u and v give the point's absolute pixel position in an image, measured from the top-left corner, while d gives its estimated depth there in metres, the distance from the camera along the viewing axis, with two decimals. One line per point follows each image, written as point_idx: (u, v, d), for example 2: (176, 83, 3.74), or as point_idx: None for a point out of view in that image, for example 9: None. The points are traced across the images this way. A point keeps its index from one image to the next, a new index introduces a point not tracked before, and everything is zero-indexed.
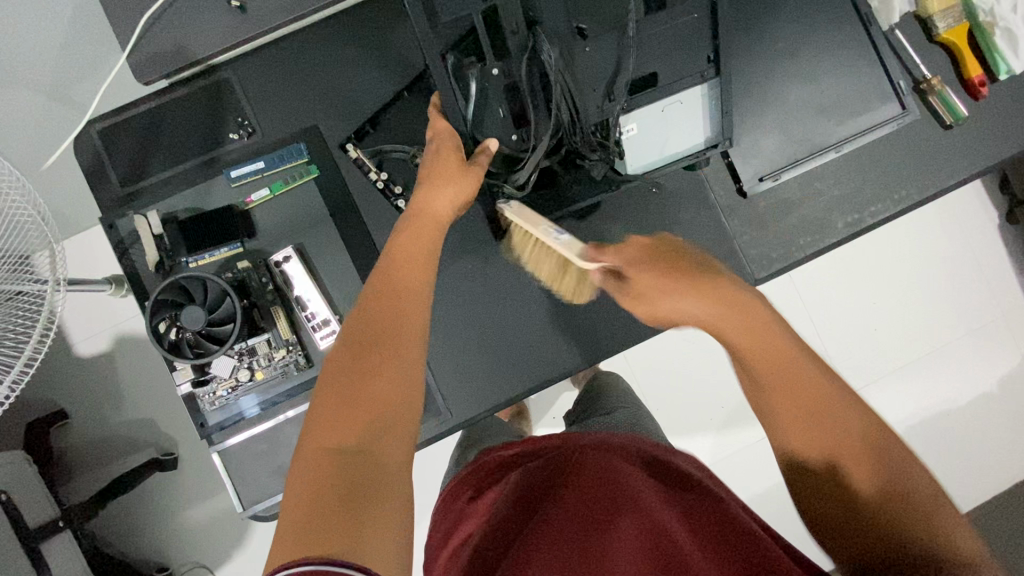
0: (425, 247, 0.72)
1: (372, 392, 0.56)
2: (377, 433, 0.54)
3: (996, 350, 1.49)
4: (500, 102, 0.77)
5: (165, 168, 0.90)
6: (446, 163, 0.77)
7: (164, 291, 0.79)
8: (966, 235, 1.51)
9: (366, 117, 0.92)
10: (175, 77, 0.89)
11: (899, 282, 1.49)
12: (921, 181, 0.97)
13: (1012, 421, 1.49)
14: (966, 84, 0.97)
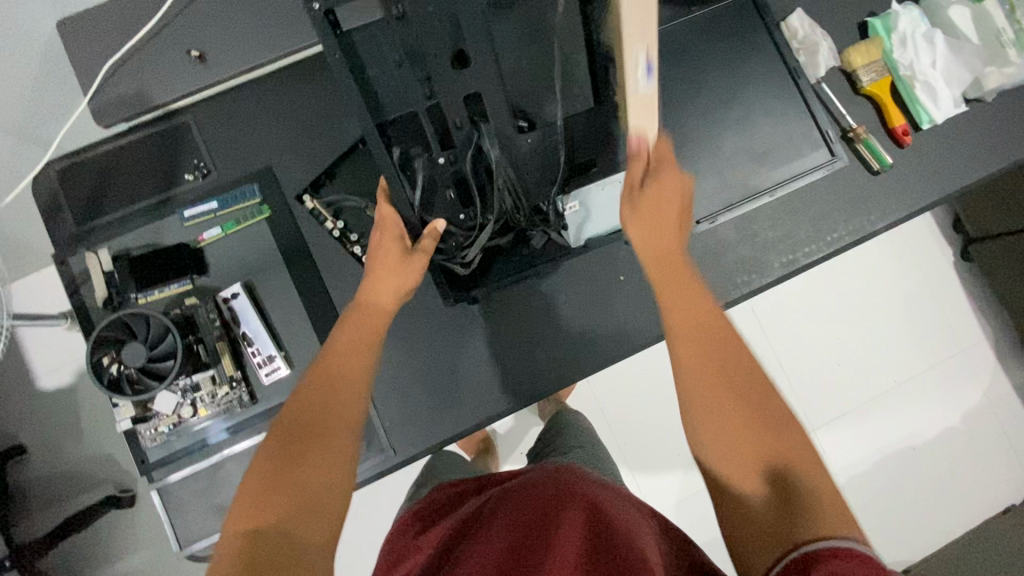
0: (369, 340, 0.73)
1: (301, 478, 0.58)
2: (300, 518, 0.55)
3: (955, 386, 1.52)
4: (447, 187, 0.78)
5: (121, 207, 0.92)
6: (388, 252, 0.78)
7: (107, 328, 0.80)
8: (919, 271, 1.55)
9: (321, 168, 0.95)
10: (136, 121, 0.94)
11: (856, 318, 1.53)
12: (854, 223, 1.02)
13: (973, 457, 1.50)
14: (890, 132, 1.02)
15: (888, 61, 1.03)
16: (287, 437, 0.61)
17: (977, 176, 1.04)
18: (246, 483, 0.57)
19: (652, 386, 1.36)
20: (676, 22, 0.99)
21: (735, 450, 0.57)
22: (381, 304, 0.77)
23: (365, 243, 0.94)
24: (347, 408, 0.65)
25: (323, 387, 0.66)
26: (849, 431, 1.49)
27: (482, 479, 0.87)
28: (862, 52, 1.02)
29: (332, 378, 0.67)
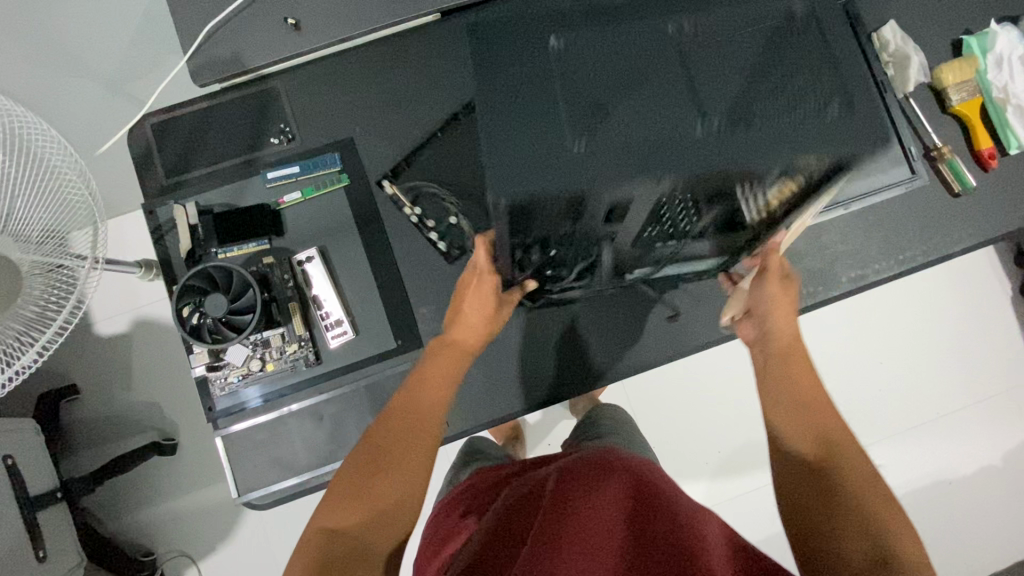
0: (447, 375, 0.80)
1: (381, 500, 0.66)
2: (378, 527, 0.64)
3: (1002, 424, 1.48)
4: (555, 260, 0.79)
5: (208, 164, 0.95)
6: (484, 309, 0.82)
7: (191, 278, 0.83)
8: (975, 303, 1.51)
9: (402, 154, 0.97)
10: (229, 83, 0.96)
11: (907, 346, 1.50)
12: (927, 244, 0.99)
13: (1014, 497, 1.46)
14: (975, 155, 1.00)
15: (980, 82, 1.00)
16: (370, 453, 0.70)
17: None
18: (329, 496, 0.65)
19: (692, 390, 1.36)
20: None
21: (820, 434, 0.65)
22: (458, 334, 0.83)
23: (442, 230, 0.95)
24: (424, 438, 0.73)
25: (403, 421, 0.74)
26: (887, 457, 1.47)
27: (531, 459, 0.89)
28: (954, 70, 0.99)
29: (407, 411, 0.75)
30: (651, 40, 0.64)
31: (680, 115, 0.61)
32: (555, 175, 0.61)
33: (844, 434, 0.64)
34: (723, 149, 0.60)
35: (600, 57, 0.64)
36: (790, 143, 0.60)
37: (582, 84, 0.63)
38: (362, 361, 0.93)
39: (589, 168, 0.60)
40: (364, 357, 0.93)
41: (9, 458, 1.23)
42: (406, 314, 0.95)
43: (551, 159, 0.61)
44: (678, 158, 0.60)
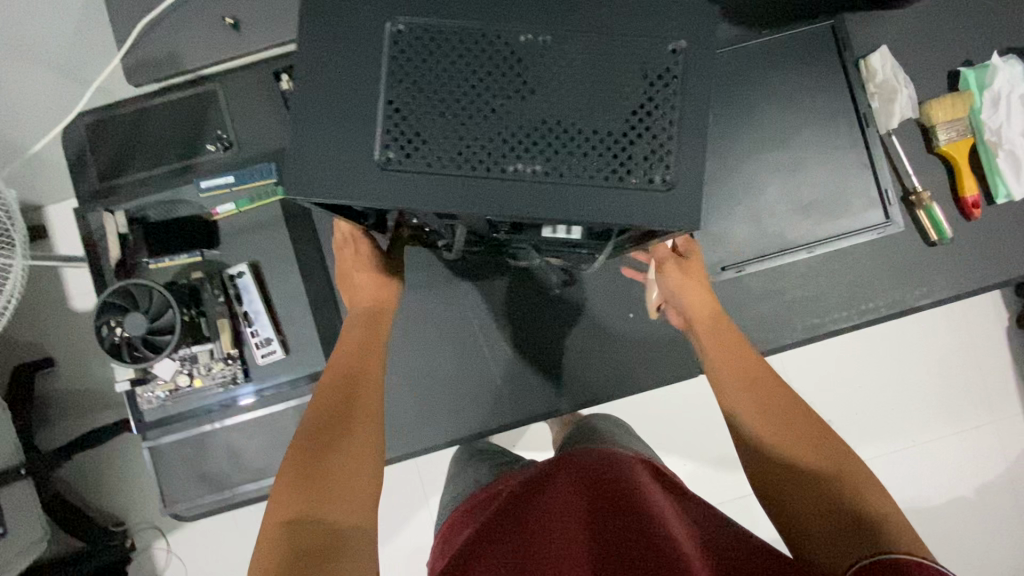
0: (369, 345, 0.79)
1: (338, 481, 0.63)
2: (341, 507, 0.60)
3: (988, 469, 1.38)
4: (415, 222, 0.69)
5: (142, 169, 0.92)
6: (363, 278, 0.83)
7: (113, 295, 0.81)
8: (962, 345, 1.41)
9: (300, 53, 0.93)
10: (166, 84, 0.93)
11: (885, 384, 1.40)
12: (892, 295, 0.93)
13: (995, 548, 1.36)
14: (959, 203, 0.93)
15: (972, 122, 0.92)
16: (314, 439, 0.66)
17: None
18: (276, 491, 0.60)
19: None
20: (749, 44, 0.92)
21: (794, 433, 0.66)
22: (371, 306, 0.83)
23: None
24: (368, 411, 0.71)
25: (347, 398, 0.72)
26: None
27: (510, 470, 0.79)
28: (945, 108, 0.90)
29: (349, 385, 0.73)
30: (497, 51, 0.51)
31: (506, 156, 0.50)
32: (353, 191, 0.51)
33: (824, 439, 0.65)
34: (545, 205, 0.50)
35: (434, 59, 0.51)
36: (618, 213, 0.51)
37: (406, 87, 0.51)
38: (292, 380, 0.92)
39: (392, 193, 0.50)
40: (294, 377, 0.92)
41: None
42: (340, 336, 0.93)
43: (350, 172, 0.51)
44: (495, 202, 0.50)
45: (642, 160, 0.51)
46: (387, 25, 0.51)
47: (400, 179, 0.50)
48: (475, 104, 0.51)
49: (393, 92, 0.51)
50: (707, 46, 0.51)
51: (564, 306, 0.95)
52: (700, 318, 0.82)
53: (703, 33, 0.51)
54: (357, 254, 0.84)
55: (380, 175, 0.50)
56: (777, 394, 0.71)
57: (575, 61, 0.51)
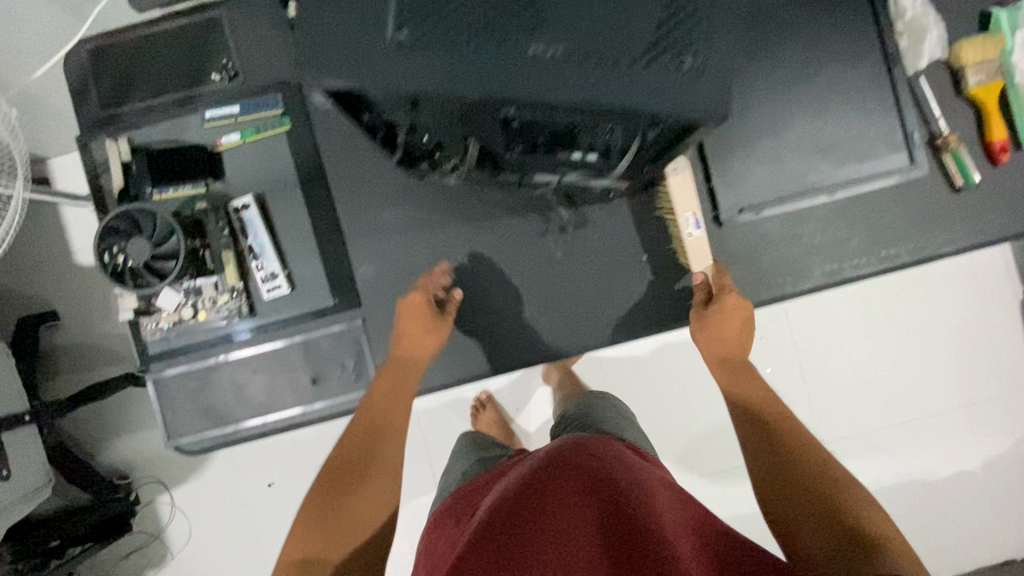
0: (403, 391, 0.76)
1: (347, 521, 0.60)
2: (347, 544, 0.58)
3: None
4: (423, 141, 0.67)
5: (145, 98, 0.89)
6: (415, 316, 0.81)
7: (114, 219, 0.79)
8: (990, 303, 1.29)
9: None
10: (170, 11, 0.90)
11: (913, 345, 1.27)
12: (912, 241, 0.91)
13: None
14: (984, 146, 0.90)
15: (1003, 63, 0.88)
16: (331, 480, 0.63)
17: None
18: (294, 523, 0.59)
19: None
20: None
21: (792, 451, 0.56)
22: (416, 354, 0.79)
23: None
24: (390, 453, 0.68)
25: (372, 440, 0.68)
26: None
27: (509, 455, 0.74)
28: (975, 45, 0.87)
29: (377, 429, 0.70)
30: None
31: (530, 33, 0.49)
32: (373, 81, 0.48)
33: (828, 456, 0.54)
34: (575, 82, 0.48)
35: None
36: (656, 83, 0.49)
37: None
38: (298, 317, 0.90)
39: (412, 72, 0.48)
40: (299, 314, 0.90)
41: None
42: (346, 273, 0.91)
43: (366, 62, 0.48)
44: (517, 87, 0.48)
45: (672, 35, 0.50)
46: None
47: (417, 56, 0.48)
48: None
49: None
50: None
51: (576, 245, 0.90)
52: (717, 345, 0.74)
53: None
54: (420, 309, 0.81)
55: (397, 55, 0.48)
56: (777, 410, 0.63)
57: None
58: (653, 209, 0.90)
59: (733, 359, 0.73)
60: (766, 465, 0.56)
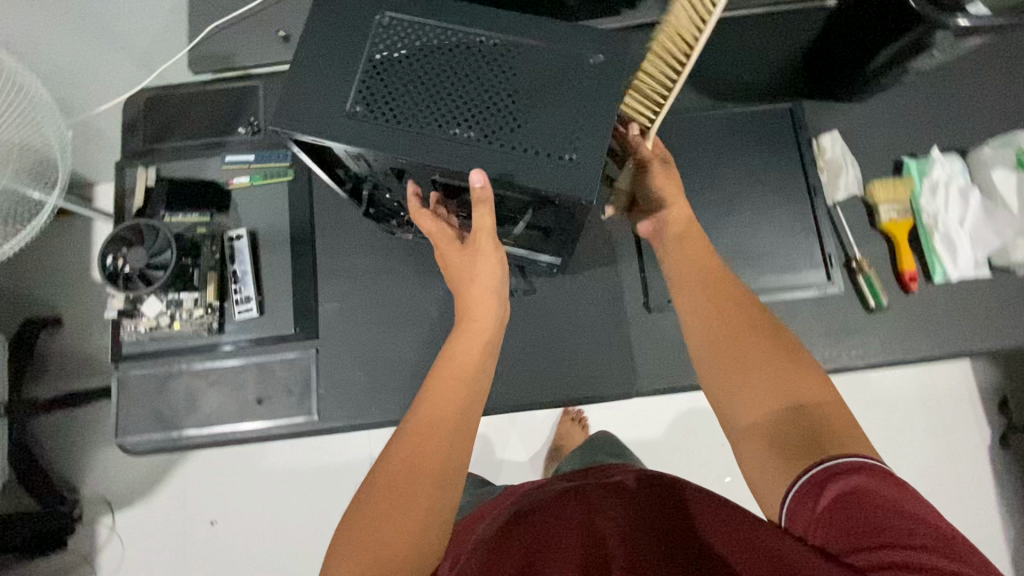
0: (470, 369, 0.65)
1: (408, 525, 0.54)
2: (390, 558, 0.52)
3: None
4: (385, 195, 0.81)
5: (180, 138, 1.07)
6: (449, 251, 0.71)
7: (124, 229, 0.93)
8: (960, 428, 1.21)
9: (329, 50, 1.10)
10: (220, 76, 1.10)
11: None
12: (828, 351, 0.99)
13: None
14: (898, 275, 1.00)
15: (913, 205, 1.01)
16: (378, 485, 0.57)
17: (982, 346, 0.98)
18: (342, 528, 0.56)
19: None
20: (716, 115, 1.05)
21: (765, 394, 0.59)
22: (465, 365, 0.66)
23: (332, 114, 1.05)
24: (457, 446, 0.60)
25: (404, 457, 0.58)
26: None
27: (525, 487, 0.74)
28: (887, 187, 1.00)
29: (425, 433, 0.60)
30: (455, 57, 0.62)
31: (452, 123, 0.60)
32: (335, 133, 0.60)
33: (817, 398, 0.57)
34: (480, 164, 0.59)
35: (405, 44, 0.62)
36: (545, 176, 0.58)
37: (384, 65, 0.61)
38: (261, 339, 1.00)
39: (352, 135, 0.59)
40: (264, 337, 1.00)
41: None
42: (311, 306, 1.01)
43: (330, 122, 0.60)
44: (448, 159, 0.59)
45: (564, 135, 0.59)
46: (378, 16, 0.62)
47: (368, 128, 0.59)
48: (435, 87, 0.60)
49: (374, 63, 0.61)
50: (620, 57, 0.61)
51: (518, 311, 1.00)
52: (673, 226, 0.80)
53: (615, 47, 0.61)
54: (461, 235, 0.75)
55: (349, 123, 0.60)
56: (759, 343, 0.63)
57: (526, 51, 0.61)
58: (591, 289, 1.01)
59: (719, 284, 0.71)
60: (748, 407, 0.59)
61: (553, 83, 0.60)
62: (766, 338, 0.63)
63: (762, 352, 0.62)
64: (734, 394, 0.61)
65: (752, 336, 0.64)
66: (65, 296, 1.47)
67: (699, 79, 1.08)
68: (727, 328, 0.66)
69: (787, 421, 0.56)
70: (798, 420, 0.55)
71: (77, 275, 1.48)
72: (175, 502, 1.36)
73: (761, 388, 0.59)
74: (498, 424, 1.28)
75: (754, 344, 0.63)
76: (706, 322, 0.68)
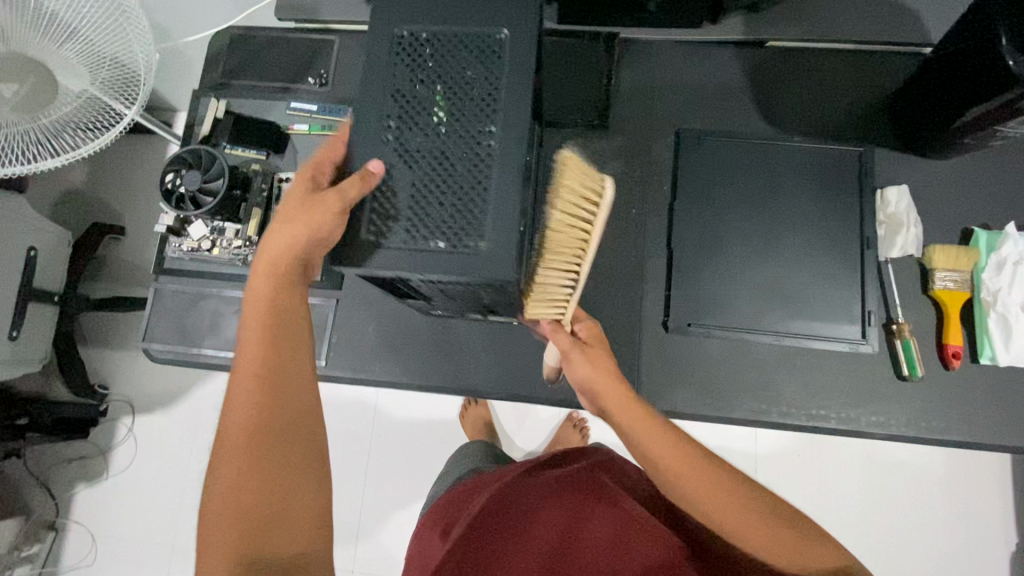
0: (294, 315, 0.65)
1: (270, 514, 0.57)
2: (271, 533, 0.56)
3: None
4: None
5: (254, 79, 1.12)
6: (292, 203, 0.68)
7: (185, 151, 0.99)
8: (983, 524, 1.13)
9: None
10: (301, 27, 1.14)
11: (863, 526, 1.15)
12: (846, 412, 0.94)
13: None
14: (941, 348, 0.94)
15: (973, 278, 0.94)
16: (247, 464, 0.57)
17: (1017, 443, 0.92)
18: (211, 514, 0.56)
19: None
20: (780, 146, 1.01)
21: (751, 526, 0.56)
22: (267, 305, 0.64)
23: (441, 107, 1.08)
24: (294, 431, 0.60)
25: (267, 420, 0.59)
26: None
27: (509, 469, 0.79)
28: (949, 254, 0.93)
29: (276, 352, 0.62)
30: (472, 100, 0.69)
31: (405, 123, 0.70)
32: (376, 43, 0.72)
33: (798, 536, 0.56)
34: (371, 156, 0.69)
35: (469, 69, 0.70)
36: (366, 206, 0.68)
37: (439, 51, 0.72)
38: None
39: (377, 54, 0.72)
40: None
41: (32, 249, 1.25)
42: None
43: (381, 39, 0.72)
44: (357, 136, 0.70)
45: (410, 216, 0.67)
46: (502, 31, 0.71)
47: (385, 60, 0.72)
48: (441, 87, 0.71)
49: (437, 43, 0.72)
50: (500, 249, 0.65)
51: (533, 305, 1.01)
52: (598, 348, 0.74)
53: (502, 243, 0.65)
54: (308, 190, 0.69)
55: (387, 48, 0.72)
56: (721, 487, 0.58)
57: (508, 151, 0.67)
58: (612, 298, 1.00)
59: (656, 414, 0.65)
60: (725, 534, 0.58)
61: (470, 192, 0.67)
62: (720, 485, 0.58)
63: (722, 488, 0.58)
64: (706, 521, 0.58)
65: (709, 488, 0.57)
66: (131, 206, 1.58)
67: (769, 107, 1.04)
68: (686, 473, 0.58)
69: (780, 555, 0.56)
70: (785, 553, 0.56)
71: (143, 190, 1.58)
72: (189, 417, 1.45)
73: (730, 526, 0.57)
74: (505, 413, 1.29)
75: (716, 483, 0.58)
76: (664, 457, 0.60)
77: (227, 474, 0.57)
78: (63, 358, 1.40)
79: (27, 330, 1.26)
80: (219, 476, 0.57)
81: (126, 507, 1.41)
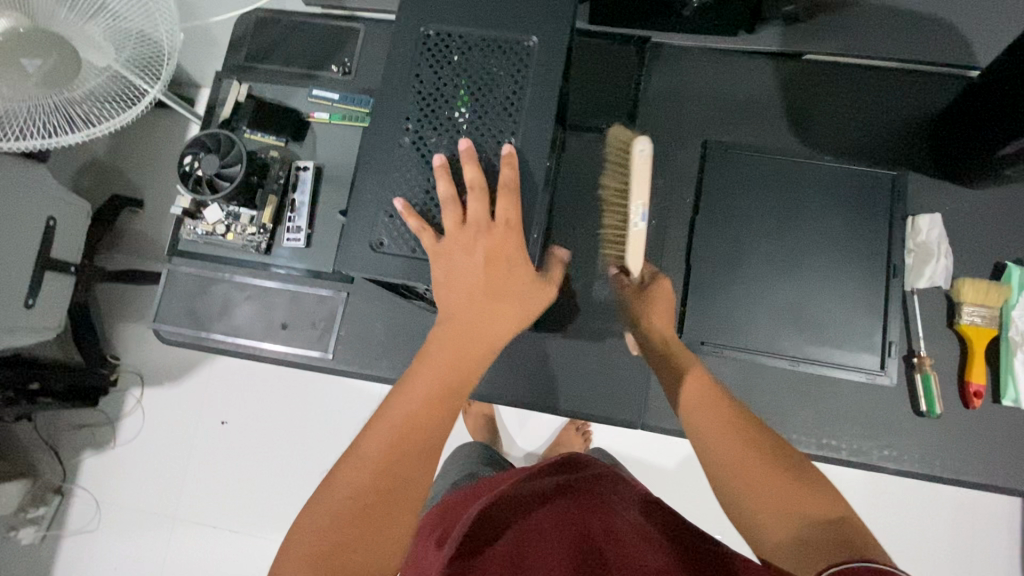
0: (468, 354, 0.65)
1: (363, 554, 0.55)
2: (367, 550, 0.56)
3: None
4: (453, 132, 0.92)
5: (277, 64, 1.11)
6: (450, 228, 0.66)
7: (205, 134, 0.97)
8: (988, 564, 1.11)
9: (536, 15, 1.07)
10: (328, 13, 1.12)
11: None
12: (857, 443, 0.92)
13: None
14: (962, 385, 0.91)
15: (1002, 314, 0.91)
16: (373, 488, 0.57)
17: None
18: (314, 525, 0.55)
19: None
20: (811, 164, 0.97)
21: (768, 485, 0.61)
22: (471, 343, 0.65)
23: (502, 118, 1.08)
24: (424, 471, 0.60)
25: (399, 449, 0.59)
26: None
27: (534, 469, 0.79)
28: (978, 288, 0.90)
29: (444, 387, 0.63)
30: (490, 111, 0.69)
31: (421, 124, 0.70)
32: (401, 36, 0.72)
33: (816, 499, 0.59)
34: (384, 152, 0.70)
35: (497, 67, 0.70)
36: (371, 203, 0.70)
37: (466, 51, 0.71)
38: (301, 271, 1.04)
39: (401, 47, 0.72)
40: (304, 269, 1.04)
41: (51, 220, 1.26)
42: None
43: (408, 35, 0.72)
44: (376, 142, 0.71)
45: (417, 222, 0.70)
46: (529, 37, 0.70)
47: (408, 54, 0.71)
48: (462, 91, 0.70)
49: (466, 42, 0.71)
50: None
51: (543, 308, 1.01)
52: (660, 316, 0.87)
53: None
54: (512, 239, 0.65)
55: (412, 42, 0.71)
56: (744, 446, 0.65)
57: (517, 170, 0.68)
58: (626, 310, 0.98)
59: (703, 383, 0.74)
60: (752, 499, 0.61)
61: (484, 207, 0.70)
62: (745, 441, 0.65)
63: (745, 451, 0.64)
64: (737, 488, 0.62)
65: (729, 442, 0.66)
66: (149, 181, 1.58)
67: (801, 123, 1.01)
68: (716, 435, 0.67)
69: (796, 514, 0.58)
70: (801, 512, 0.58)
71: (162, 166, 1.58)
72: (196, 395, 1.46)
73: (752, 487, 0.61)
74: (509, 413, 1.28)
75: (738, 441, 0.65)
76: (701, 417, 0.70)
77: (347, 489, 0.57)
78: (76, 329, 1.42)
79: (43, 300, 1.27)
80: (336, 492, 0.57)
81: (131, 479, 1.43)
